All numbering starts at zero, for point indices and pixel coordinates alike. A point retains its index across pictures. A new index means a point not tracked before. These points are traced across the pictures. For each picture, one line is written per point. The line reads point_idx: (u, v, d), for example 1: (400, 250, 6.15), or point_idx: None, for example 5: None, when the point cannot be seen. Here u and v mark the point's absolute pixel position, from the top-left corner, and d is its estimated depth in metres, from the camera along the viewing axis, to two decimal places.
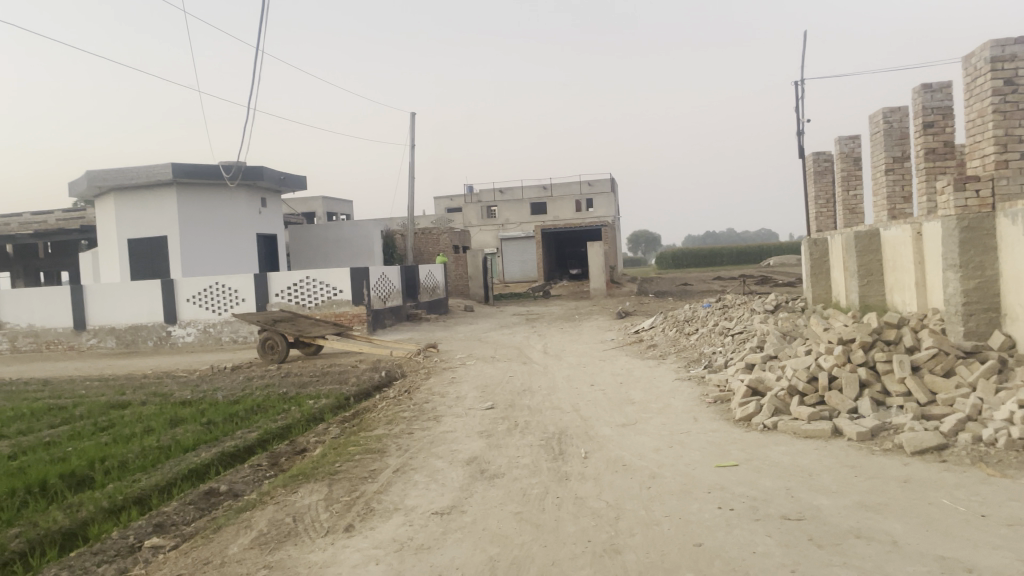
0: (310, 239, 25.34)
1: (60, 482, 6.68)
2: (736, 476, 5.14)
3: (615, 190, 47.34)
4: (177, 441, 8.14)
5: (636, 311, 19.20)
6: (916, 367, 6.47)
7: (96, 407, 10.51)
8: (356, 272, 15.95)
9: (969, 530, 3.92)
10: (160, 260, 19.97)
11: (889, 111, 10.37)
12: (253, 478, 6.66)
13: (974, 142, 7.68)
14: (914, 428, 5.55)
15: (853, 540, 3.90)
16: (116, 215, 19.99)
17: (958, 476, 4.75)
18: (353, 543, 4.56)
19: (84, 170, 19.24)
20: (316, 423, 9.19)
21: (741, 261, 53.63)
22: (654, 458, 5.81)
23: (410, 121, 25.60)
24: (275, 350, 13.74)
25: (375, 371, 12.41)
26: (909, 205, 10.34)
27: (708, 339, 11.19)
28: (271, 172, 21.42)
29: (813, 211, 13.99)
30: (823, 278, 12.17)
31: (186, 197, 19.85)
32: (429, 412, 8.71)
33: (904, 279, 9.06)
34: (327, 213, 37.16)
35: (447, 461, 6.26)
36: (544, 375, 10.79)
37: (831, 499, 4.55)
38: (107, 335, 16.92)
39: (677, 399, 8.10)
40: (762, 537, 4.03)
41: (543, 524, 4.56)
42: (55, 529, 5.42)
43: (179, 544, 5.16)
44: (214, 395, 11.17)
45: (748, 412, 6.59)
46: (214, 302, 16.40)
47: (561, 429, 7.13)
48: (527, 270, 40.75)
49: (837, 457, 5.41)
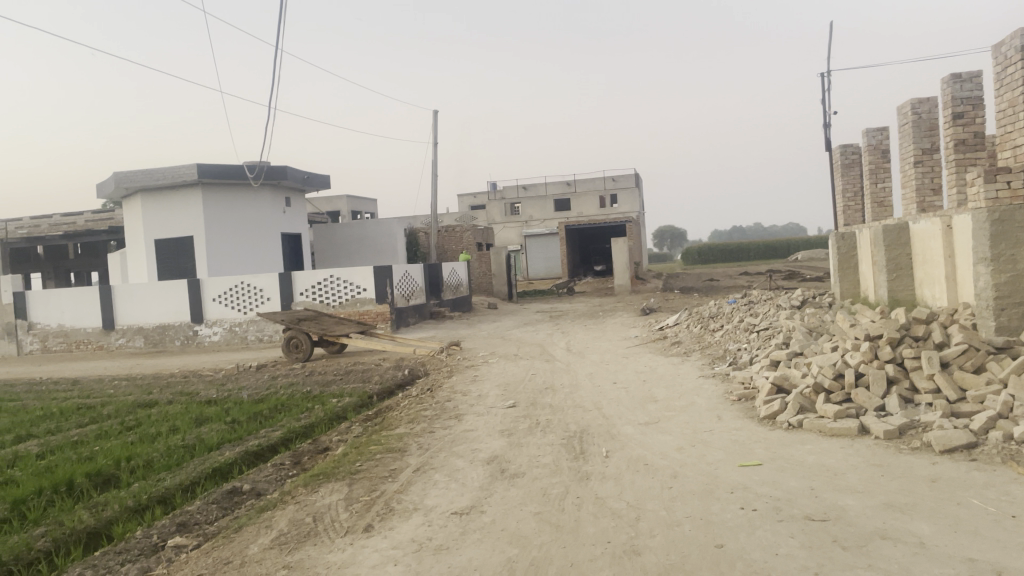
0: (334, 238, 25.48)
1: (85, 482, 6.75)
2: (760, 476, 5.06)
3: (639, 185, 47.05)
4: (202, 440, 8.20)
5: (661, 307, 19.07)
6: (946, 364, 6.32)
7: (123, 407, 10.64)
8: (379, 270, 15.99)
9: (999, 531, 3.82)
10: (186, 260, 20.17)
11: (917, 102, 10.17)
12: (276, 477, 6.68)
13: (1005, 132, 7.50)
14: (943, 426, 5.43)
15: (879, 542, 3.81)
16: (143, 216, 20.22)
17: (989, 475, 4.63)
18: (372, 543, 4.55)
19: (111, 172, 19.49)
20: (339, 422, 9.21)
21: (767, 256, 53.09)
22: (676, 457, 5.74)
23: (433, 119, 25.63)
24: (300, 349, 13.82)
25: (399, 369, 12.44)
26: (939, 198, 10.14)
27: (733, 336, 11.07)
28: (295, 172, 21.56)
29: (841, 204, 13.78)
30: (851, 272, 11.98)
31: (211, 198, 20.02)
32: (451, 410, 8.70)
33: (934, 273, 8.87)
34: (352, 211, 37.39)
35: (467, 460, 6.23)
36: (567, 373, 10.74)
37: (856, 499, 4.45)
38: (134, 335, 17.12)
39: (701, 396, 8.01)
40: (785, 538, 3.95)
41: (563, 525, 4.51)
42: (80, 528, 5.47)
43: (201, 543, 5.18)
44: (239, 393, 11.25)
45: (773, 410, 6.50)
46: (239, 301, 16.54)
47: (583, 427, 7.07)
48: (551, 267, 40.68)
49: (863, 456, 5.30)
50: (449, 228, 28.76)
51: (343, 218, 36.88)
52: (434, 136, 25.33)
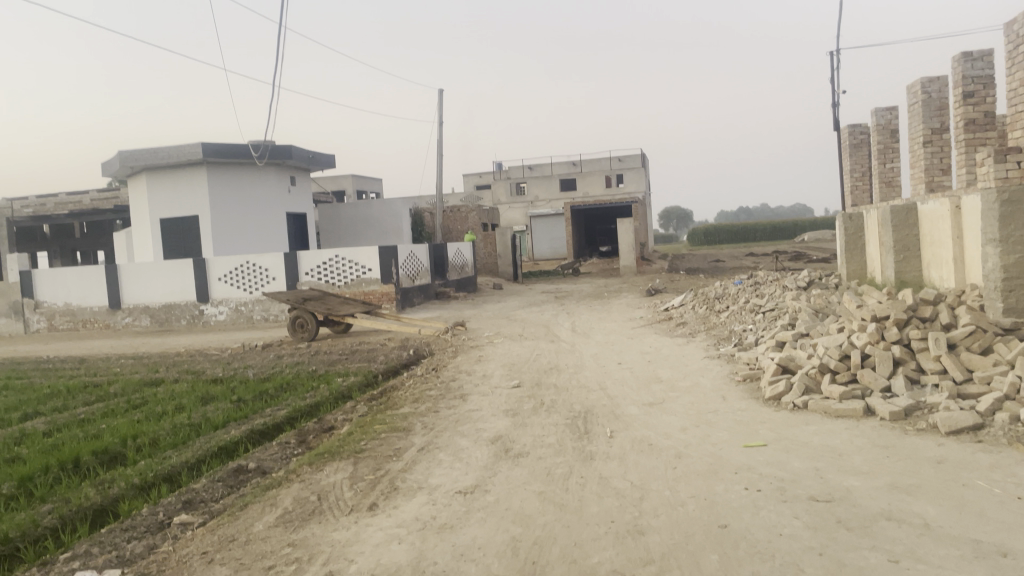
0: (339, 218, 25.44)
1: (92, 459, 6.78)
2: (764, 457, 5.05)
3: (646, 165, 46.75)
4: (208, 418, 8.23)
5: (666, 288, 19.02)
6: (953, 345, 6.28)
7: (130, 385, 10.69)
8: (384, 250, 15.97)
9: (1005, 512, 3.80)
10: (192, 239, 20.18)
11: (928, 81, 10.06)
12: (281, 455, 6.70)
13: (1016, 112, 7.41)
14: (949, 407, 5.41)
15: (884, 523, 3.79)
16: (148, 195, 20.20)
17: (995, 457, 4.60)
18: (376, 522, 4.56)
19: (116, 151, 19.46)
20: (344, 400, 9.25)
21: (774, 237, 52.84)
22: (680, 437, 5.73)
23: (439, 99, 25.49)
24: (305, 329, 13.84)
25: (404, 349, 12.47)
26: (948, 177, 10.05)
27: (738, 317, 11.04)
28: (300, 151, 21.50)
29: (849, 184, 13.67)
30: (858, 253, 11.91)
31: (216, 177, 19.99)
32: (455, 390, 8.71)
33: (942, 254, 8.81)
34: (357, 191, 37.29)
35: (472, 440, 6.24)
36: (572, 354, 10.74)
37: (861, 480, 4.44)
38: (141, 314, 17.17)
39: (706, 377, 8.00)
40: (789, 519, 3.95)
41: (567, 505, 4.51)
42: (86, 505, 5.51)
43: (207, 520, 5.21)
44: (244, 372, 11.28)
45: (778, 391, 6.48)
46: (245, 281, 16.57)
47: (587, 407, 7.07)
48: (557, 248, 40.60)
49: (869, 437, 5.28)
50: (455, 208, 28.70)
51: (348, 197, 36.82)
52: (439, 115, 25.20)
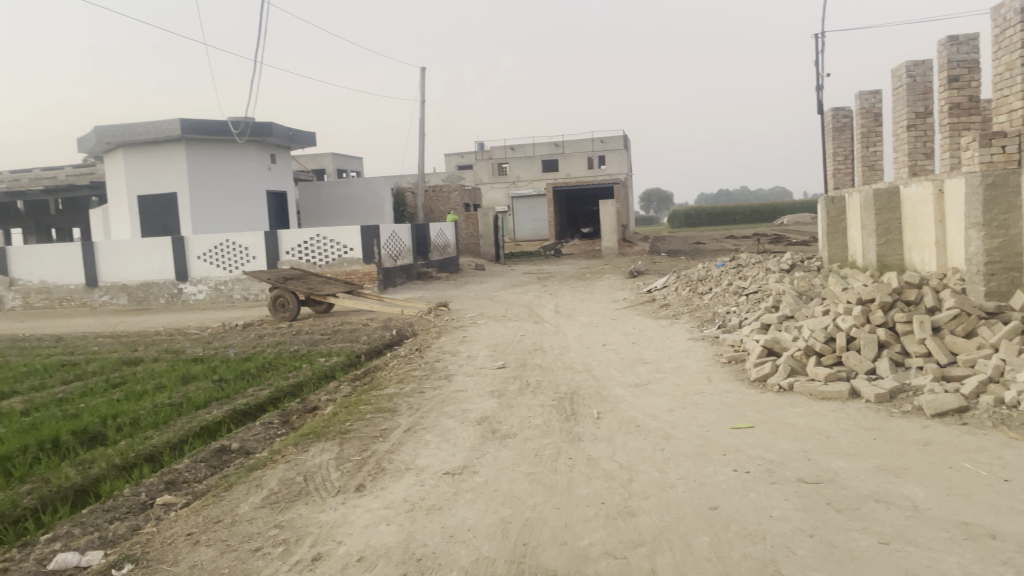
0: (320, 196, 25.20)
1: (72, 439, 6.69)
2: (752, 438, 5.07)
3: (627, 146, 46.68)
4: (188, 398, 8.15)
5: (648, 270, 19.07)
6: (937, 329, 6.33)
7: (109, 364, 10.56)
8: (367, 230, 15.83)
9: (991, 495, 3.84)
10: (170, 217, 19.92)
11: (912, 65, 10.07)
12: (265, 435, 6.65)
13: (1001, 96, 7.43)
14: (934, 390, 5.45)
15: (872, 504, 3.82)
16: (125, 171, 19.87)
17: (980, 440, 4.64)
18: (364, 503, 4.52)
19: (92, 126, 19.09)
20: (327, 380, 9.21)
21: (754, 220, 53.06)
22: (667, 419, 5.74)
23: (421, 77, 25.25)
24: (287, 308, 13.73)
25: (386, 329, 12.39)
26: (931, 162, 10.09)
27: (722, 299, 11.07)
28: (280, 128, 21.23)
29: (831, 168, 13.73)
30: (839, 236, 11.99)
31: (195, 154, 19.71)
32: (440, 370, 8.68)
33: (923, 238, 8.87)
34: (337, 169, 36.96)
35: (458, 421, 6.21)
36: (556, 335, 10.73)
37: (849, 462, 4.47)
38: (118, 292, 16.94)
39: (691, 359, 8.01)
40: (778, 501, 3.96)
41: (556, 486, 4.50)
42: (66, 486, 5.43)
43: (191, 501, 5.15)
44: (225, 352, 11.18)
45: (763, 372, 6.50)
46: (225, 259, 16.38)
47: (573, 388, 7.08)
48: (538, 229, 40.56)
49: (855, 419, 5.32)
50: (436, 188, 28.53)
51: (328, 176, 36.49)
52: (420, 94, 24.96)
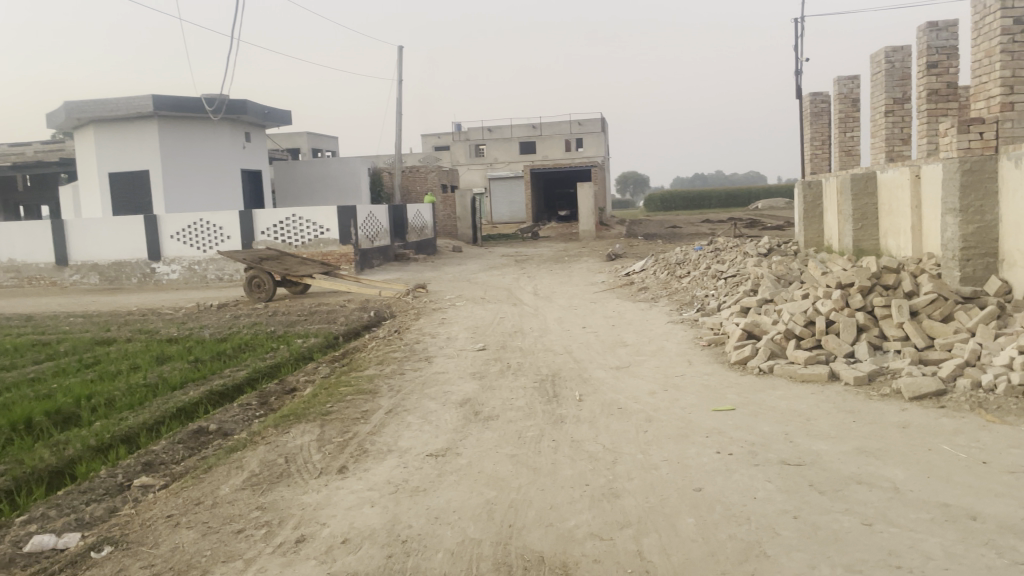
0: (295, 176, 24.90)
1: (45, 420, 6.58)
2: (733, 421, 5.10)
3: (605, 129, 46.63)
4: (164, 379, 8.05)
5: (626, 253, 19.12)
6: (915, 313, 6.40)
7: (81, 344, 10.39)
8: (344, 210, 15.67)
9: (970, 476, 3.90)
10: (142, 195, 19.58)
11: (891, 51, 10.12)
12: (243, 417, 6.58)
13: (979, 83, 7.49)
14: (912, 373, 5.53)
15: (854, 486, 3.87)
16: (95, 148, 19.48)
17: (958, 422, 4.71)
18: (347, 485, 4.49)
19: (61, 101, 18.67)
20: (305, 362, 9.13)
21: (729, 204, 53.35)
22: (649, 401, 5.76)
23: (398, 57, 24.95)
24: (262, 289, 13.57)
25: (364, 310, 12.31)
26: (907, 148, 10.19)
27: (700, 282, 11.12)
28: (255, 106, 20.92)
29: (808, 152, 13.79)
30: (816, 221, 12.08)
31: (168, 131, 19.37)
32: (420, 352, 8.64)
33: (899, 223, 8.96)
34: (312, 148, 36.53)
35: (440, 403, 6.19)
36: (535, 317, 10.72)
37: (830, 444, 4.52)
38: (89, 272, 16.67)
39: (671, 342, 8.05)
40: (762, 482, 3.99)
41: (540, 468, 4.50)
42: (41, 467, 5.34)
43: (169, 483, 5.09)
44: (200, 332, 11.05)
45: (744, 355, 6.54)
46: (199, 239, 16.15)
47: (555, 371, 7.08)
48: (515, 211, 40.46)
49: (835, 402, 5.37)
50: (414, 168, 28.33)
51: (303, 155, 36.08)
52: (398, 73, 24.70)
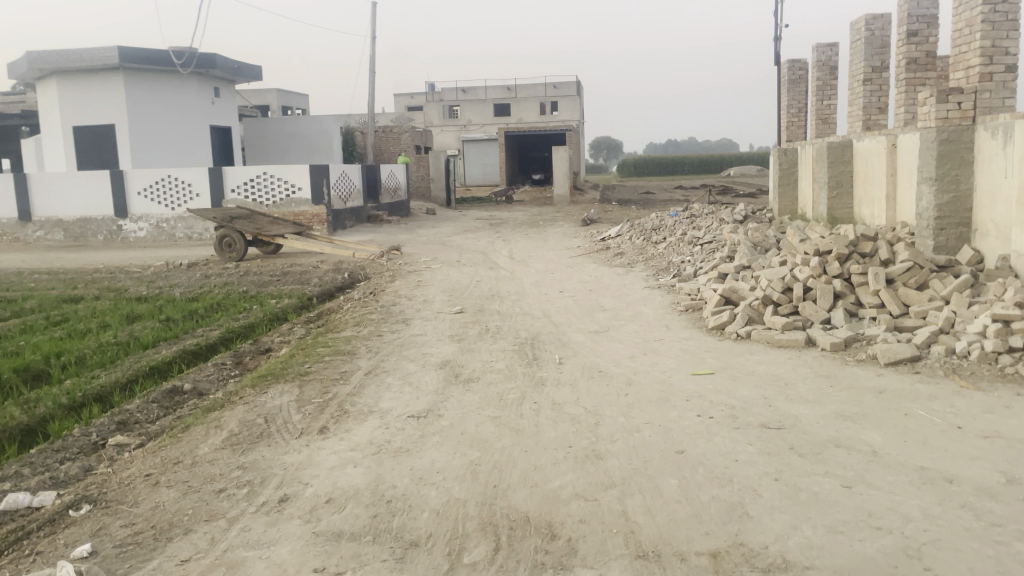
0: (266, 133, 24.43)
1: (14, 377, 6.47)
2: (713, 384, 5.16)
3: (580, 93, 46.26)
4: (136, 337, 7.93)
5: (600, 218, 19.11)
6: (890, 281, 6.47)
7: (48, 301, 10.19)
8: (316, 170, 15.43)
9: (946, 440, 3.98)
10: (108, 150, 19.11)
11: (871, 18, 10.09)
12: (218, 376, 6.52)
13: (959, 53, 7.50)
14: (887, 340, 5.62)
15: (834, 449, 3.93)
16: (58, 100, 18.91)
17: (932, 388, 4.80)
18: (329, 445, 4.47)
19: (22, 51, 18.03)
20: (280, 322, 9.06)
21: (701, 171, 53.43)
22: (629, 364, 5.80)
23: (372, 13, 24.43)
24: (233, 248, 13.38)
25: (338, 272, 12.19)
26: (884, 117, 10.24)
27: (676, 248, 11.15)
28: (225, 61, 20.42)
29: (785, 120, 13.80)
30: (791, 188, 12.16)
31: (134, 84, 18.86)
32: (397, 314, 8.59)
33: (874, 192, 9.04)
34: (282, 106, 35.82)
35: (419, 364, 6.17)
36: (512, 281, 10.70)
37: (808, 408, 4.58)
38: (54, 228, 16.27)
39: (648, 307, 8.09)
40: (743, 445, 4.04)
41: (522, 429, 4.51)
42: (12, 426, 5.26)
43: (145, 443, 5.02)
44: (171, 291, 10.88)
45: (721, 321, 6.60)
46: (167, 196, 15.84)
47: (533, 334, 7.08)
48: (489, 174, 40.22)
49: (812, 367, 5.45)
50: (387, 129, 27.95)
51: (273, 112, 35.39)
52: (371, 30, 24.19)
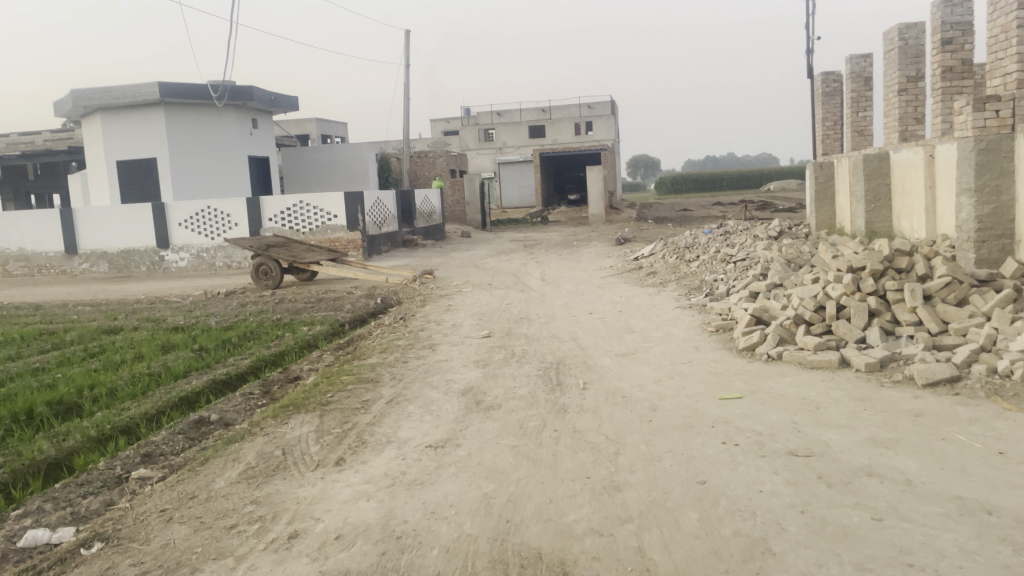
0: (303, 161, 24.74)
1: (46, 411, 6.52)
2: (740, 409, 4.97)
3: (614, 112, 46.24)
4: (168, 367, 8.00)
5: (634, 237, 18.92)
6: (928, 297, 6.23)
7: (88, 332, 10.36)
8: (350, 196, 15.53)
9: (986, 468, 3.76)
10: (150, 183, 19.56)
11: (905, 27, 9.82)
12: (245, 406, 6.51)
13: (995, 59, 7.23)
14: (925, 359, 5.38)
15: (865, 478, 3.74)
16: (103, 136, 19.45)
17: (972, 411, 4.56)
18: (344, 478, 4.40)
19: (67, 89, 18.60)
20: (310, 349, 9.08)
21: (741, 186, 52.70)
22: (654, 389, 5.64)
23: (405, 42, 24.71)
24: (269, 276, 13.50)
25: (371, 297, 12.22)
26: (922, 127, 9.94)
27: (710, 266, 10.93)
28: (261, 93, 20.76)
29: (820, 133, 13.52)
30: (828, 202, 11.85)
31: (175, 119, 19.30)
32: (425, 340, 8.54)
33: (913, 204, 8.74)
34: (321, 135, 36.42)
35: (442, 392, 6.08)
36: (542, 303, 10.61)
37: (840, 434, 4.38)
38: (98, 260, 16.64)
39: (678, 327, 7.92)
40: (769, 475, 3.86)
41: (541, 460, 4.39)
42: (39, 459, 5.30)
43: (167, 476, 5.01)
44: (207, 320, 10.99)
45: (752, 342, 6.40)
46: (206, 227, 16.11)
47: (559, 358, 6.97)
48: (525, 196, 40.36)
49: (845, 390, 5.23)
50: (422, 153, 28.18)
51: (313, 141, 35.98)
52: (404, 58, 24.46)
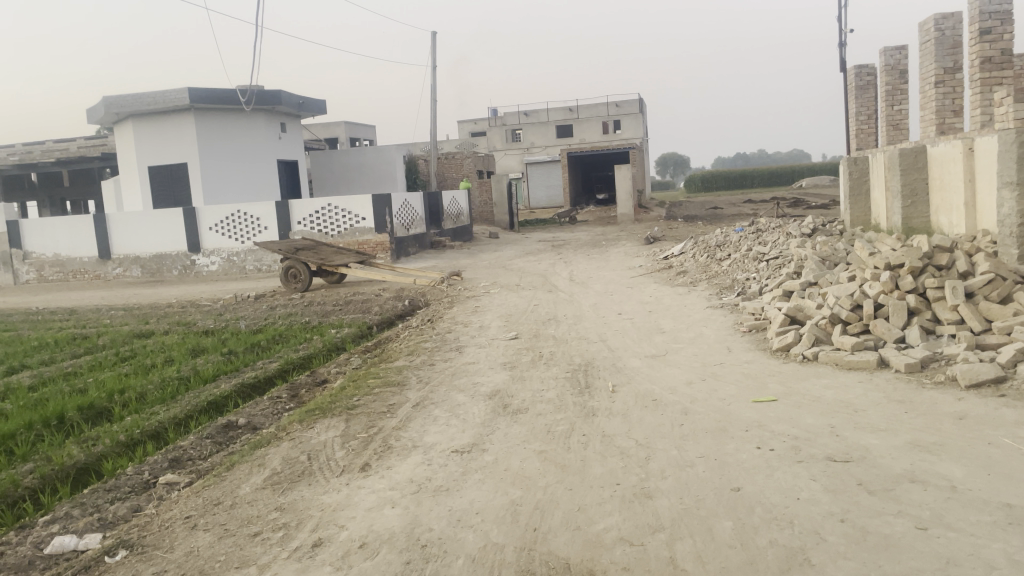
0: (331, 164, 24.82)
1: (77, 416, 6.54)
2: (775, 412, 4.82)
3: (642, 109, 46.09)
4: (197, 371, 8.01)
5: (664, 236, 18.67)
6: (970, 294, 6.02)
7: (120, 337, 10.42)
8: (379, 199, 15.54)
9: None
10: (181, 188, 19.75)
11: (941, 17, 9.50)
12: (272, 410, 6.48)
13: None
14: (968, 359, 5.19)
15: (908, 485, 3.58)
16: (135, 142, 19.69)
17: (1019, 412, 4.37)
18: (369, 484, 4.33)
19: (101, 96, 18.89)
20: (338, 352, 9.05)
21: (771, 184, 52.03)
22: (686, 392, 5.49)
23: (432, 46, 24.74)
24: (298, 279, 13.52)
25: (399, 299, 12.18)
26: (960, 119, 9.67)
27: (741, 265, 10.73)
28: (290, 96, 20.87)
29: (854, 128, 13.22)
30: (863, 198, 11.56)
31: (205, 125, 19.46)
32: (452, 342, 8.45)
33: (952, 199, 8.47)
34: (350, 138, 36.72)
35: (469, 395, 6.01)
36: (570, 304, 10.48)
37: (880, 438, 4.21)
38: (131, 264, 16.81)
39: (709, 328, 7.75)
40: (806, 481, 3.72)
41: (569, 466, 4.28)
42: (69, 464, 5.29)
43: (194, 481, 4.97)
44: (237, 323, 11.03)
45: (786, 342, 6.24)
46: (237, 230, 16.20)
47: (587, 360, 6.85)
48: (553, 197, 40.34)
49: (885, 391, 5.06)
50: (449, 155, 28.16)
51: (342, 144, 36.26)
52: (431, 60, 24.48)
